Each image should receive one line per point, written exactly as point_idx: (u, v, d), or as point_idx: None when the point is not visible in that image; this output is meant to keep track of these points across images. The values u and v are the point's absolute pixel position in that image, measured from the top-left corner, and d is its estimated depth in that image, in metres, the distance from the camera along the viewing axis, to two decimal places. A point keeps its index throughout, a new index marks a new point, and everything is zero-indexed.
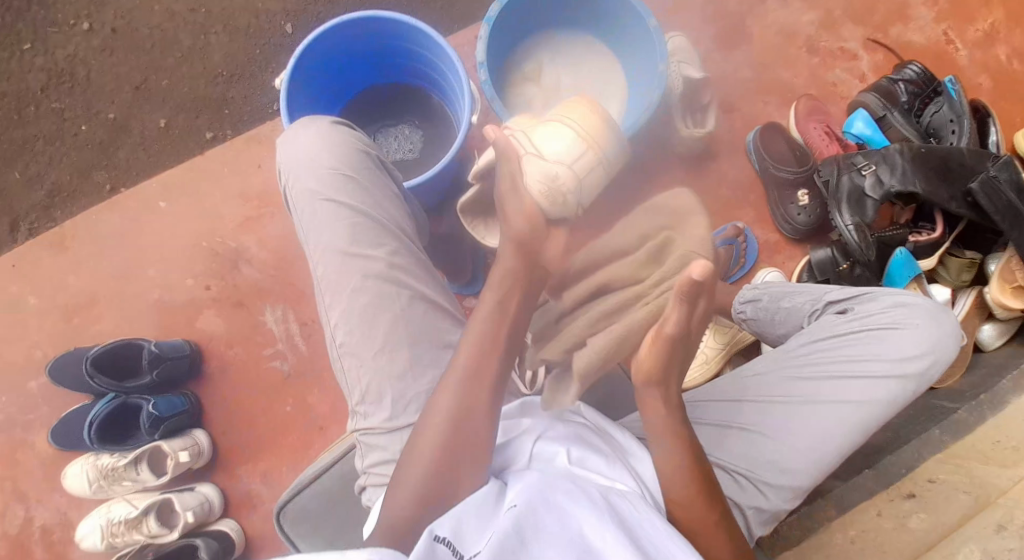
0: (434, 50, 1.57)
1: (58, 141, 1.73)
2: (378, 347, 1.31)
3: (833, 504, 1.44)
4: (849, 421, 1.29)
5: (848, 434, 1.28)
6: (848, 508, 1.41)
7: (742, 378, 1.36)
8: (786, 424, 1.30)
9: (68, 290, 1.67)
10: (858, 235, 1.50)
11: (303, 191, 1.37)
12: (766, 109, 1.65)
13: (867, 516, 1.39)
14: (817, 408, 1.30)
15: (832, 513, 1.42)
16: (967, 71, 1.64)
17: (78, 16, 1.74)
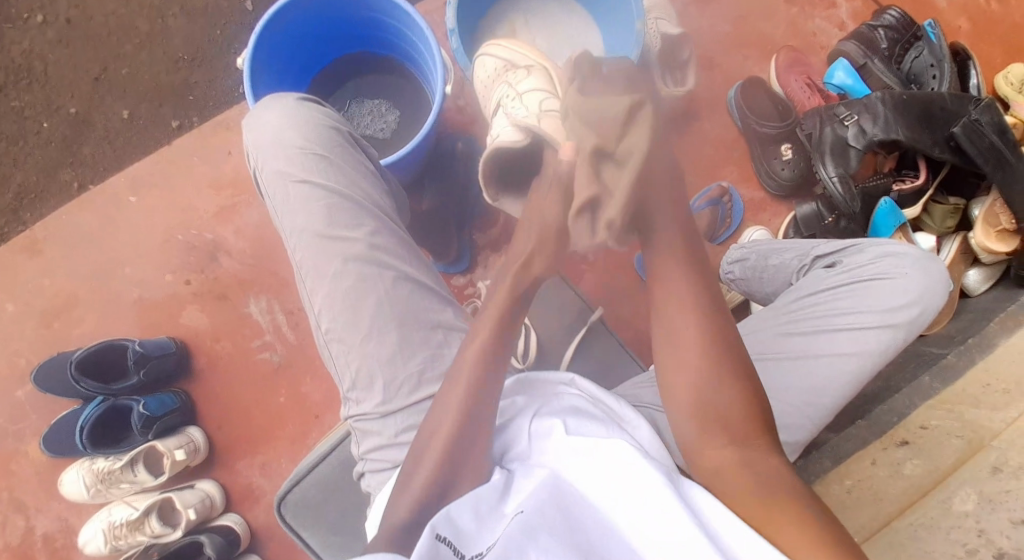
0: (405, 21, 1.52)
1: (21, 141, 1.67)
2: (366, 332, 1.29)
3: (828, 456, 1.47)
4: (842, 374, 1.29)
5: (841, 386, 1.29)
6: (845, 459, 1.44)
7: None
8: (778, 380, 1.30)
9: (45, 294, 1.63)
10: (842, 187, 1.49)
11: (274, 173, 1.34)
12: (746, 63, 1.62)
13: (863, 465, 1.41)
14: (809, 362, 1.30)
15: (828, 463, 1.45)
16: (946, 13, 1.61)
17: (29, 8, 1.67)
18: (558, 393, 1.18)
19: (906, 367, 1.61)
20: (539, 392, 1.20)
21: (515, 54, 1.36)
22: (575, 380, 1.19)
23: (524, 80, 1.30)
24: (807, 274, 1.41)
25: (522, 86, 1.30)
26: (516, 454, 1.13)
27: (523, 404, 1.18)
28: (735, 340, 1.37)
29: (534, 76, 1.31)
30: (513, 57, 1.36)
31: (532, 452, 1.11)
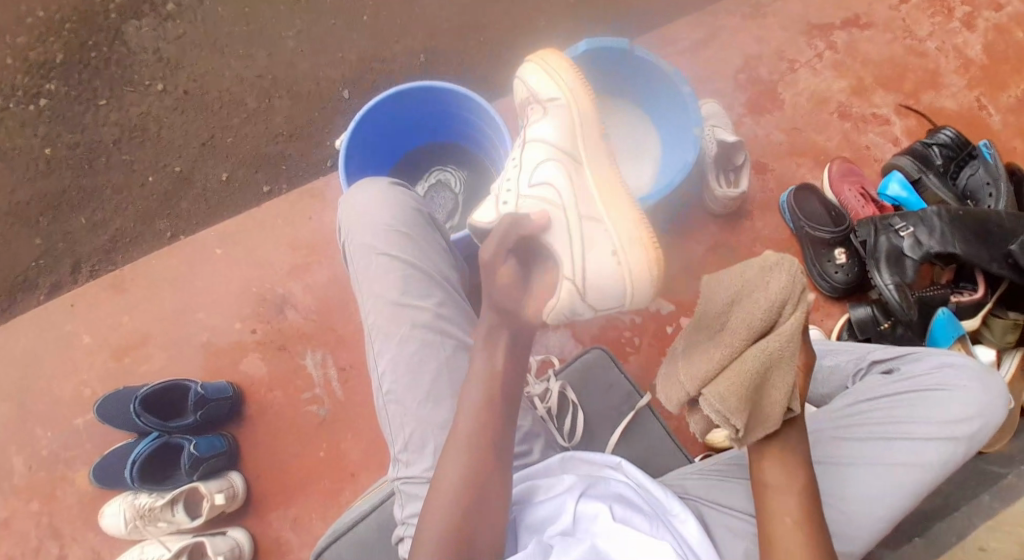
0: (484, 117, 1.58)
1: (125, 192, 1.73)
2: (424, 395, 1.34)
3: None
4: (897, 485, 1.29)
5: (896, 497, 1.29)
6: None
7: None
8: (835, 484, 1.30)
9: (121, 329, 1.71)
10: (898, 293, 1.50)
11: (360, 246, 1.41)
12: (800, 170, 1.65)
13: None
14: (867, 470, 1.30)
15: None
16: (1002, 135, 1.64)
17: (153, 77, 1.74)
18: (604, 475, 1.31)
19: (960, 483, 1.56)
20: (582, 473, 1.31)
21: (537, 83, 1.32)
22: (622, 463, 1.31)
23: (540, 123, 1.30)
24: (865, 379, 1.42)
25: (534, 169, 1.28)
26: (558, 529, 1.25)
27: (569, 481, 1.29)
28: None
29: (551, 118, 1.30)
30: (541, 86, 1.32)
31: (576, 531, 1.25)
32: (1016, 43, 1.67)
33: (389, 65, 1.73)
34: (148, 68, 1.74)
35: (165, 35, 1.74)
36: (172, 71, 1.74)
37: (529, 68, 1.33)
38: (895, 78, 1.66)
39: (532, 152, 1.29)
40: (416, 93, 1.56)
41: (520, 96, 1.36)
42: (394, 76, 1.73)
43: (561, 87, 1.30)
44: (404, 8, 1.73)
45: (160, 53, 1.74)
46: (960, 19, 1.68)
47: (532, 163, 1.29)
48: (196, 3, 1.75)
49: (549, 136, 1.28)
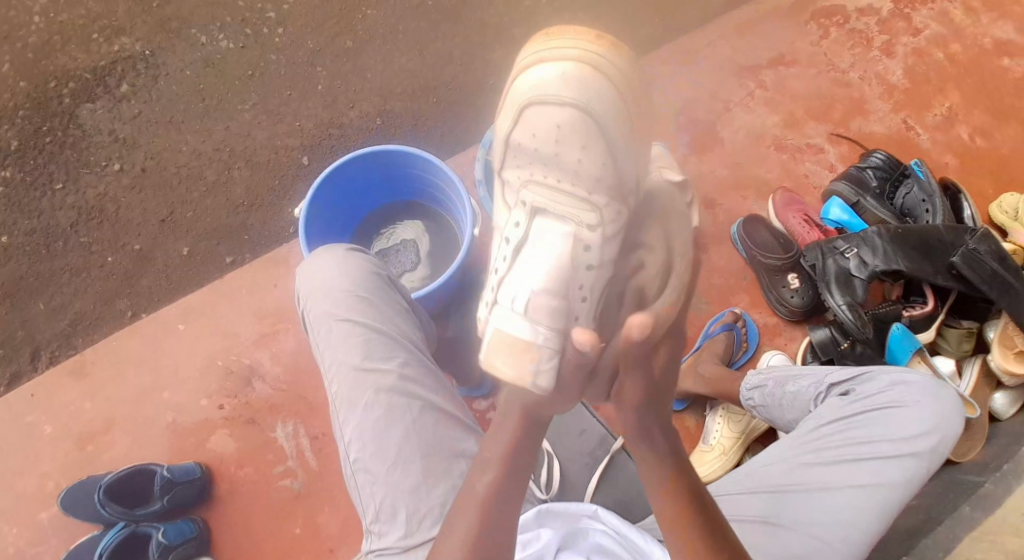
0: (438, 176, 1.60)
1: (84, 272, 1.73)
2: (392, 460, 1.30)
3: None
4: (867, 506, 1.27)
5: (868, 519, 1.27)
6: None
7: (752, 468, 1.38)
8: (806, 512, 1.29)
9: (84, 416, 1.67)
10: (852, 313, 1.55)
11: (318, 315, 1.39)
12: (745, 202, 1.71)
13: None
14: (835, 495, 1.29)
15: None
16: (932, 152, 1.72)
17: (109, 158, 1.77)
18: (583, 526, 1.29)
19: (940, 495, 1.53)
20: (559, 525, 1.29)
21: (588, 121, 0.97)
22: (599, 511, 1.29)
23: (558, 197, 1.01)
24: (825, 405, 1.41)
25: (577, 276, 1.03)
26: None
27: (547, 538, 1.27)
28: (757, 475, 1.36)
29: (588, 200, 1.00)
30: (635, 181, 1.01)
31: None
32: (936, 64, 1.77)
33: (345, 130, 1.77)
34: (104, 150, 1.78)
35: (120, 116, 1.79)
36: (128, 151, 1.78)
37: (628, 159, 0.99)
38: (826, 109, 1.75)
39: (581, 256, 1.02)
40: (370, 157, 1.58)
41: (556, 157, 0.98)
42: (350, 142, 1.78)
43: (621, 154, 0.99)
44: (357, 76, 1.79)
45: (115, 134, 1.79)
46: (879, 47, 1.78)
47: (594, 286, 1.02)
48: (150, 84, 1.81)
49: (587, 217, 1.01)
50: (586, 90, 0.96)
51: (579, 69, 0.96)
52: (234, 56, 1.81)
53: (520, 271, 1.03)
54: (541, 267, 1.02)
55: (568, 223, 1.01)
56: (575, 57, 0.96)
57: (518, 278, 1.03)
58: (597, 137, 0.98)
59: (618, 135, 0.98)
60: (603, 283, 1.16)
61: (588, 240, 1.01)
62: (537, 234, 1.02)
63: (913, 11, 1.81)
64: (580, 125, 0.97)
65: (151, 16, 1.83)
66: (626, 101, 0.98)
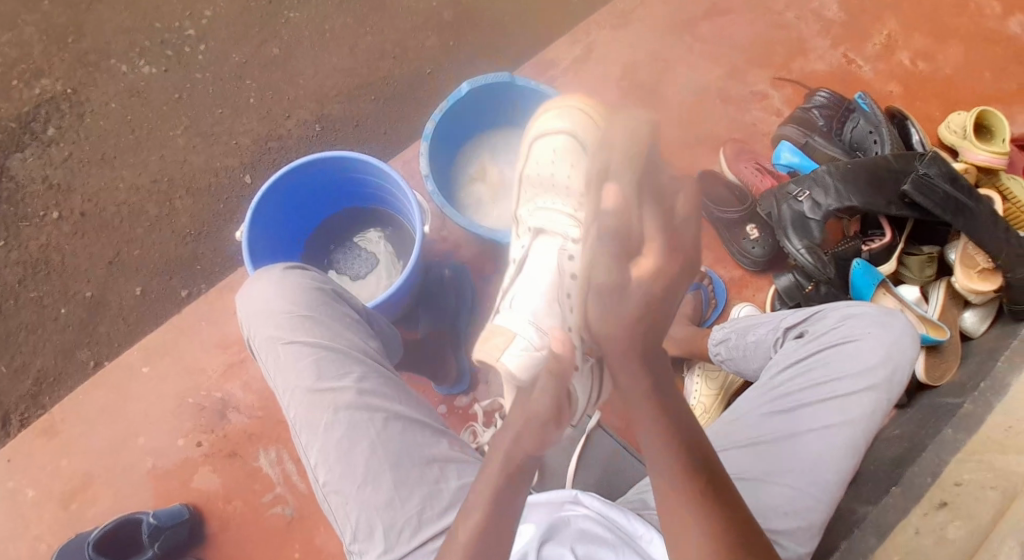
0: (383, 176, 1.55)
1: (40, 328, 1.68)
2: (361, 478, 1.27)
3: (871, 533, 1.35)
4: (837, 446, 1.27)
5: (839, 457, 1.26)
6: (887, 532, 1.34)
7: (722, 424, 1.36)
8: (780, 464, 1.27)
9: (62, 475, 1.60)
10: (812, 256, 1.53)
11: (263, 340, 1.35)
12: (697, 159, 1.69)
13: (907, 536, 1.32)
14: (804, 439, 1.28)
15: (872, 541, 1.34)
16: (876, 83, 1.71)
17: (46, 207, 1.72)
18: (565, 513, 1.27)
19: (924, 419, 1.55)
20: (541, 517, 1.27)
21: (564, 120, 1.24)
22: (579, 497, 1.28)
23: (573, 230, 1.17)
24: (782, 348, 1.40)
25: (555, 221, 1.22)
26: None
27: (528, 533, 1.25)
28: (726, 432, 1.35)
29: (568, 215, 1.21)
30: (605, 183, 1.19)
31: None
32: None
33: (286, 142, 1.73)
34: (40, 199, 1.72)
35: (50, 161, 1.74)
36: (65, 196, 1.73)
37: (593, 175, 1.20)
38: (766, 55, 1.73)
39: (546, 251, 1.24)
40: (311, 164, 1.53)
41: (565, 186, 1.22)
42: (292, 153, 1.74)
43: (569, 208, 1.21)
44: (289, 83, 1.75)
45: (48, 180, 1.73)
46: None
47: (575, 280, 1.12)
48: (77, 122, 1.75)
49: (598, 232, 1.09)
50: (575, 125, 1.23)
51: (571, 118, 1.24)
52: (161, 83, 1.76)
53: (523, 281, 1.25)
54: (539, 292, 1.22)
55: (559, 236, 1.21)
56: (573, 108, 1.24)
57: (521, 288, 1.25)
58: (581, 154, 1.20)
59: (594, 162, 1.19)
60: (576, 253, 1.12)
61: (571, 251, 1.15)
62: (536, 252, 1.26)
63: None
64: (574, 151, 1.22)
65: (70, 52, 1.78)
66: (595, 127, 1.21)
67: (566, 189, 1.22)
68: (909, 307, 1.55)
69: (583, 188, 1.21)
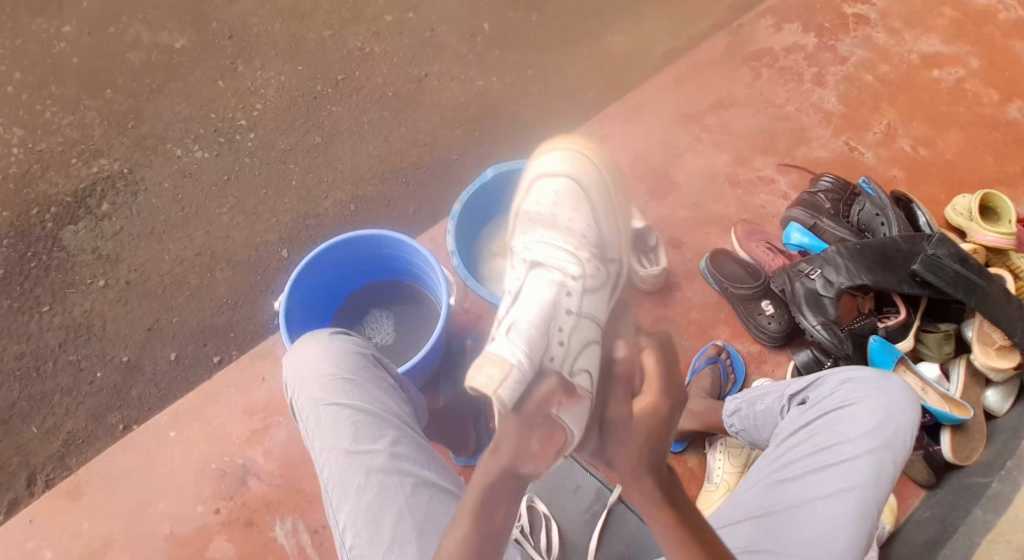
0: (411, 252, 1.62)
1: (74, 391, 1.74)
2: (388, 543, 1.28)
3: None
4: (852, 512, 1.25)
5: (857, 526, 1.24)
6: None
7: (744, 497, 1.34)
8: (794, 533, 1.26)
9: (82, 537, 1.60)
10: (828, 332, 1.56)
11: (306, 402, 1.38)
12: (709, 238, 1.75)
13: None
14: (821, 506, 1.26)
15: None
16: (879, 168, 1.77)
17: (94, 275, 1.82)
18: None
19: (953, 504, 1.51)
20: None
21: (564, 167, 1.29)
22: None
23: (590, 292, 1.22)
24: (787, 416, 1.40)
25: (541, 250, 1.25)
26: None
27: None
28: (743, 502, 1.34)
29: (570, 249, 1.25)
30: (608, 245, 1.28)
31: None
32: (868, 86, 1.86)
33: (322, 220, 1.84)
34: (88, 268, 1.83)
35: (102, 234, 1.86)
36: (113, 266, 1.83)
37: (609, 220, 1.29)
38: (771, 144, 1.81)
39: (538, 285, 1.22)
40: (349, 242, 1.59)
41: (579, 228, 1.26)
42: (326, 228, 1.83)
43: (570, 247, 1.25)
44: (328, 167, 1.87)
45: (98, 251, 1.84)
46: (811, 79, 1.87)
47: (573, 329, 1.18)
48: (130, 199, 1.88)
49: (597, 309, 1.22)
50: (590, 188, 1.28)
51: (579, 150, 1.31)
52: (212, 164, 1.90)
53: (522, 311, 1.18)
54: (533, 306, 1.19)
55: (557, 273, 1.22)
56: (569, 151, 1.31)
57: (516, 313, 1.18)
58: (587, 203, 1.27)
59: (603, 206, 1.28)
60: (574, 309, 1.20)
61: (569, 289, 1.21)
62: (529, 283, 1.23)
63: (837, 43, 1.91)
64: (579, 197, 1.28)
65: (130, 136, 1.93)
66: (609, 182, 1.30)
67: (578, 234, 1.26)
68: (930, 385, 1.57)
69: (592, 237, 1.27)
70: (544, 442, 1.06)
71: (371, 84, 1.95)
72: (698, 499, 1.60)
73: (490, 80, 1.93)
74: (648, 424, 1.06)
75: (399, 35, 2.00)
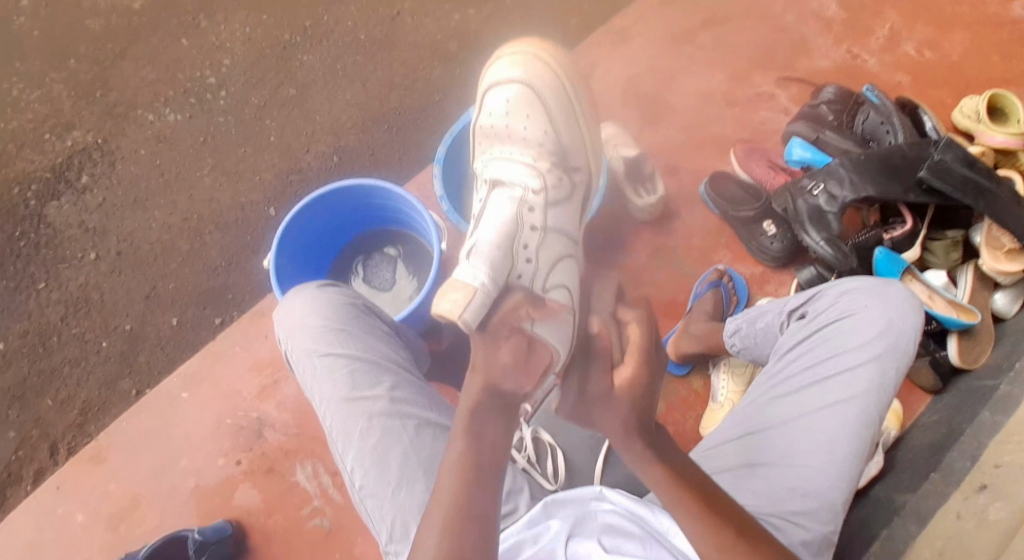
0: (397, 199, 1.59)
1: (82, 362, 1.75)
2: (396, 481, 1.31)
3: (911, 518, 1.37)
4: (851, 420, 1.28)
5: (857, 433, 1.28)
6: (928, 518, 1.36)
7: (743, 413, 1.38)
8: (795, 444, 1.30)
9: (111, 498, 1.65)
10: (832, 248, 1.53)
11: (303, 353, 1.41)
12: (707, 163, 1.71)
13: (948, 521, 1.34)
14: (818, 419, 1.30)
15: (913, 527, 1.36)
16: (883, 75, 1.72)
17: (84, 250, 1.81)
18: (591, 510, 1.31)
19: (960, 404, 1.55)
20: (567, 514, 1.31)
21: (520, 74, 1.27)
22: (605, 494, 1.33)
23: (550, 205, 1.24)
24: (786, 331, 1.42)
25: (506, 168, 1.26)
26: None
27: (552, 527, 1.29)
28: (741, 417, 1.37)
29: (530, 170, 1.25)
30: (570, 154, 1.28)
31: None
32: None
33: (307, 175, 1.79)
34: (77, 242, 1.81)
35: (86, 207, 1.83)
36: (101, 238, 1.81)
37: (565, 126, 1.27)
38: (767, 57, 1.75)
39: (498, 204, 1.22)
40: (333, 194, 1.56)
41: (535, 137, 1.26)
42: (312, 180, 1.80)
43: (531, 157, 1.26)
44: (307, 119, 1.82)
45: (85, 224, 1.82)
46: None
47: (539, 245, 1.20)
48: (108, 169, 1.84)
49: (560, 223, 1.24)
50: (547, 92, 1.26)
51: (533, 81, 1.27)
52: (186, 125, 1.85)
53: (485, 230, 1.17)
54: (496, 221, 1.18)
55: (517, 190, 1.23)
56: (524, 56, 1.27)
57: (478, 230, 1.18)
58: (541, 105, 1.26)
59: (561, 114, 1.27)
60: (539, 225, 1.21)
61: (532, 205, 1.22)
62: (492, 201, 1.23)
63: None
64: (531, 102, 1.27)
65: (99, 105, 1.88)
66: (566, 82, 1.28)
67: (533, 143, 1.26)
68: (935, 291, 1.57)
69: (551, 144, 1.27)
70: (516, 355, 1.05)
71: (344, 29, 1.87)
72: (705, 418, 1.65)
73: (467, 13, 1.84)
74: (630, 398, 1.03)
75: None
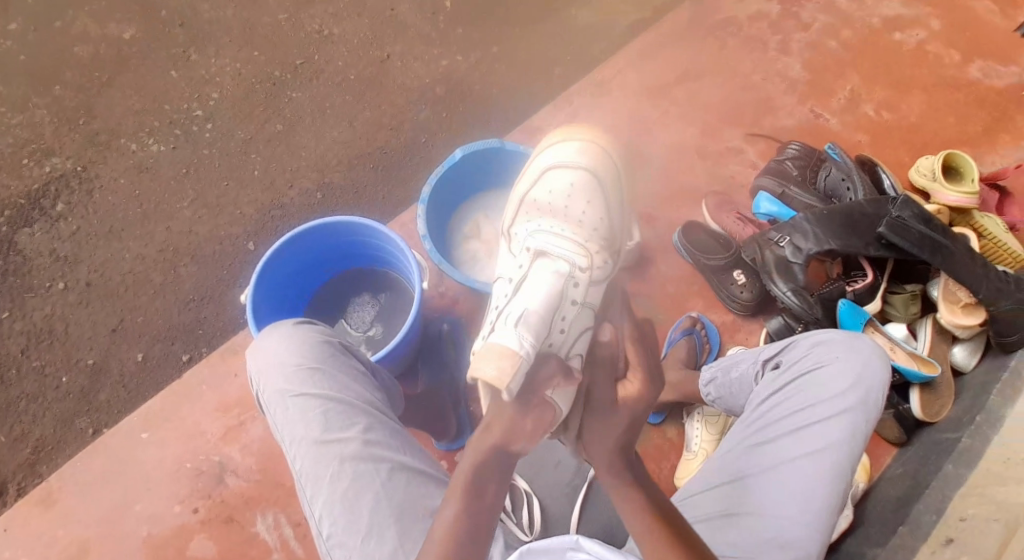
0: (382, 237, 1.60)
1: (40, 397, 1.70)
2: (365, 528, 1.25)
3: None
4: (825, 471, 1.26)
5: (831, 484, 1.25)
6: None
7: (719, 459, 1.36)
8: (770, 494, 1.27)
9: (58, 545, 1.57)
10: (798, 299, 1.57)
11: (272, 393, 1.33)
12: (681, 212, 1.76)
13: None
14: (795, 468, 1.27)
15: None
16: (844, 134, 1.80)
17: (52, 279, 1.77)
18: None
19: (924, 458, 1.54)
20: None
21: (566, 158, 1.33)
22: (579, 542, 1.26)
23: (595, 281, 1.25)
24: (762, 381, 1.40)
25: (554, 248, 1.26)
26: None
27: None
28: (717, 465, 1.35)
29: (573, 246, 1.27)
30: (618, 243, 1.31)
31: None
32: (832, 52, 1.87)
33: (287, 208, 1.81)
34: (46, 271, 1.78)
35: (58, 235, 1.81)
36: (71, 267, 1.78)
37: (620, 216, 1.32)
38: (737, 114, 1.83)
39: (541, 280, 1.23)
40: (318, 229, 1.57)
41: (582, 218, 1.29)
42: (292, 218, 1.80)
43: (575, 240, 1.27)
44: (292, 156, 1.84)
45: (56, 253, 1.79)
46: (775, 47, 1.88)
47: (576, 318, 1.22)
48: (85, 198, 1.83)
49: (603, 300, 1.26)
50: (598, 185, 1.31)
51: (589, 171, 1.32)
52: (169, 157, 1.86)
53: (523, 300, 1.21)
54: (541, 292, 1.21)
55: (563, 264, 1.25)
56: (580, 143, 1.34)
57: (521, 299, 1.21)
58: (600, 192, 1.31)
59: (610, 202, 1.31)
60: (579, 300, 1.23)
61: (577, 280, 1.24)
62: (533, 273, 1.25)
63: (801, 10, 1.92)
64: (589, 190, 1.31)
65: (80, 133, 1.88)
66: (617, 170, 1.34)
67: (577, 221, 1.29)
68: (898, 344, 1.58)
69: (600, 230, 1.30)
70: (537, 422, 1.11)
71: (333, 68, 1.92)
72: (678, 468, 1.61)
73: (454, 59, 1.91)
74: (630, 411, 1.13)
75: (359, 16, 1.96)
